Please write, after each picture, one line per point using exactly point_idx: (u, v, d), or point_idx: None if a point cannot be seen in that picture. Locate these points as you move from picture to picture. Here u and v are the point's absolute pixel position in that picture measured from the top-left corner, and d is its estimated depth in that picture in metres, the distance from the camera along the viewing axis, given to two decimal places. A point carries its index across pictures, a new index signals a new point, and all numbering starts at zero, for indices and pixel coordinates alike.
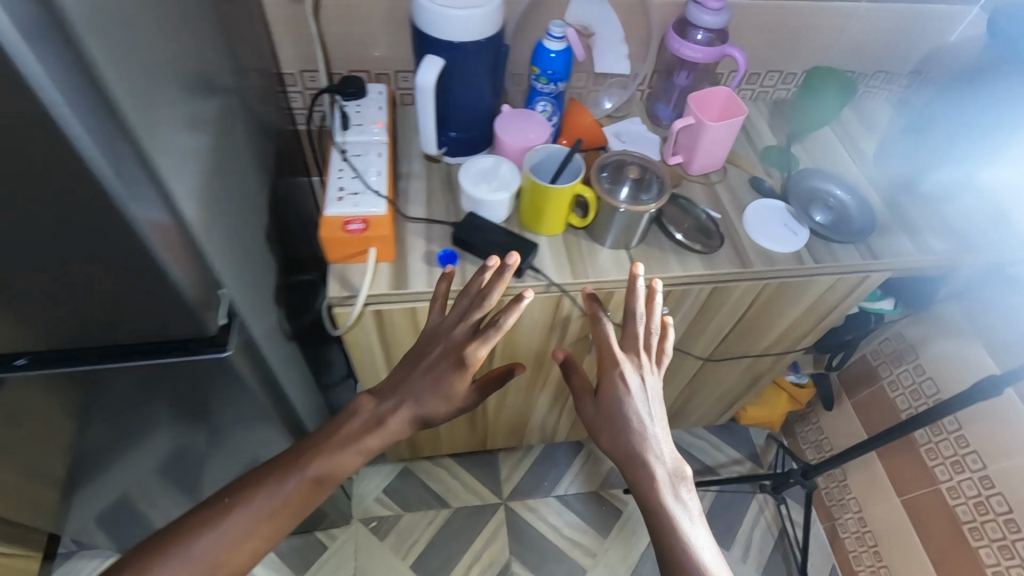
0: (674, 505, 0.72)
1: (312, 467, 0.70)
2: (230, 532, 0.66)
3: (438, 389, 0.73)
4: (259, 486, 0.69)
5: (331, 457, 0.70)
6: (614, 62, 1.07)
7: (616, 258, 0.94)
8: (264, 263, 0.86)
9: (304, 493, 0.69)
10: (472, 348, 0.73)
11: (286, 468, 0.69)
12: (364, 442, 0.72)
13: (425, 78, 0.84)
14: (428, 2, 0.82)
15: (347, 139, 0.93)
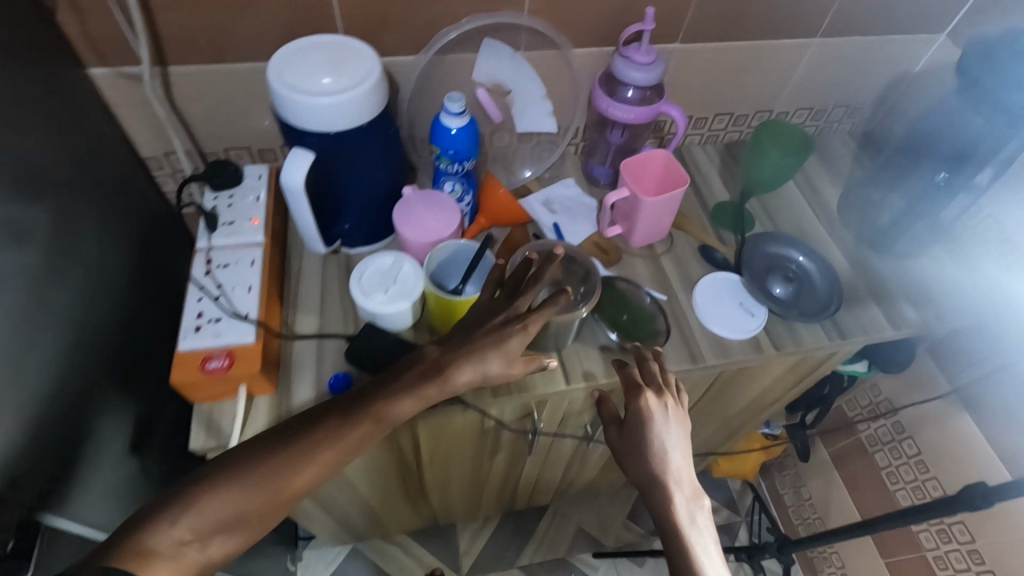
0: (690, 528, 0.63)
1: (368, 418, 0.62)
2: (273, 469, 0.59)
3: (490, 354, 0.64)
4: (317, 430, 0.61)
5: (390, 407, 0.63)
6: (537, 119, 0.91)
7: (545, 363, 0.81)
8: (112, 410, 0.71)
9: (355, 447, 0.62)
10: (535, 322, 0.64)
11: (346, 413, 0.62)
12: (421, 391, 0.63)
13: (293, 178, 0.68)
14: (288, 90, 0.66)
15: (214, 243, 0.77)
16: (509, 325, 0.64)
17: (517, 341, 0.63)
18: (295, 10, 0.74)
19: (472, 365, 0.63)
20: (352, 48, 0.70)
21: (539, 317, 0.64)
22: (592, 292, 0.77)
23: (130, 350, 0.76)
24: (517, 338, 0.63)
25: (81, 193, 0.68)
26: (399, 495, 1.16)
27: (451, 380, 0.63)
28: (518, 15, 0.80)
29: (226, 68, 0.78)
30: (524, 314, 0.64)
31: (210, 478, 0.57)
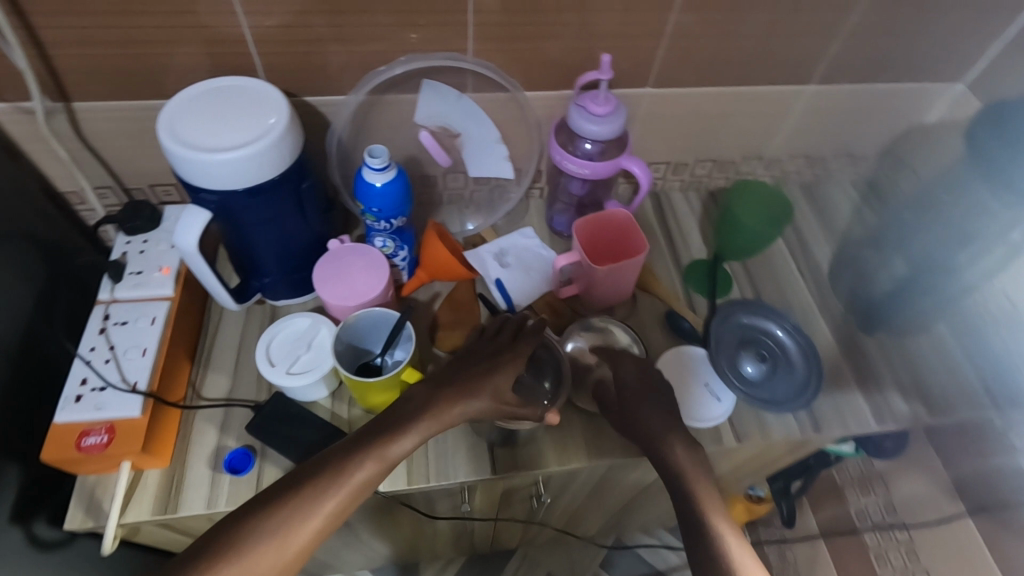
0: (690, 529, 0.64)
1: (373, 460, 0.57)
2: (285, 535, 0.54)
3: (484, 393, 0.62)
4: (320, 475, 0.56)
5: (391, 446, 0.58)
6: (491, 164, 0.82)
7: (472, 448, 0.72)
8: (10, 476, 0.64)
9: (371, 486, 0.57)
10: (522, 354, 0.65)
11: (346, 457, 0.57)
12: (424, 428, 0.59)
13: (185, 240, 0.62)
14: (179, 146, 0.58)
15: (116, 296, 0.71)
16: (497, 362, 0.64)
17: (507, 375, 0.63)
18: (207, 45, 0.66)
19: (472, 400, 0.62)
20: (260, 98, 0.63)
21: (521, 349, 0.66)
22: (563, 387, 0.70)
23: (36, 406, 0.69)
24: (507, 372, 0.64)
25: None
26: (335, 549, 1.07)
27: (453, 414, 0.61)
28: (462, 56, 0.72)
29: (139, 104, 0.71)
30: (511, 350, 0.65)
31: (218, 559, 0.52)
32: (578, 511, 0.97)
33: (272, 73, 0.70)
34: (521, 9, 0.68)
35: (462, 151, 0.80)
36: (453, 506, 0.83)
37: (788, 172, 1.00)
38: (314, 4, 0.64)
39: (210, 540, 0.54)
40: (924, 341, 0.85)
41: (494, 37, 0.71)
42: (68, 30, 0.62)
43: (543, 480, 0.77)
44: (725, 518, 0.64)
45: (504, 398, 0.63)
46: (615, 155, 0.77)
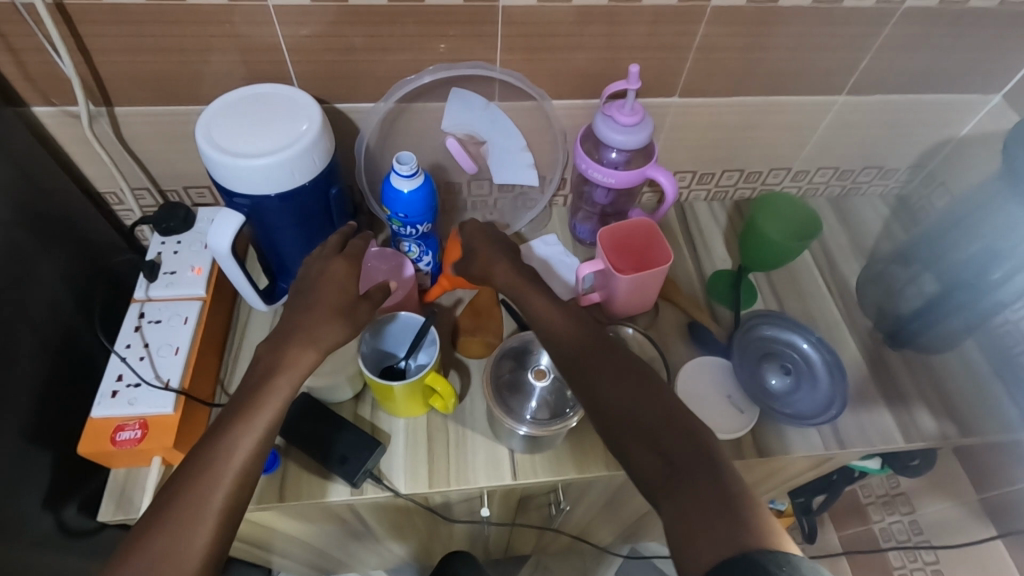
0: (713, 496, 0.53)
1: (244, 432, 0.55)
2: (179, 539, 0.50)
3: (323, 315, 0.61)
4: (197, 464, 0.53)
5: (254, 415, 0.56)
6: (515, 172, 0.83)
7: (490, 454, 0.73)
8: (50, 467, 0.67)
9: (264, 446, 0.56)
10: (340, 266, 0.64)
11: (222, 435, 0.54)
12: (285, 382, 0.58)
13: (218, 242, 0.64)
14: (214, 152, 0.60)
15: (151, 295, 0.73)
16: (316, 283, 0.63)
17: (334, 291, 0.62)
18: (244, 53, 0.68)
19: (319, 333, 0.60)
20: (293, 106, 0.64)
21: (330, 266, 0.64)
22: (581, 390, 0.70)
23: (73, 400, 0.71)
24: (333, 288, 0.63)
25: (21, 243, 0.64)
26: (352, 549, 1.09)
27: (309, 360, 0.59)
28: (490, 66, 0.73)
29: (177, 110, 0.73)
30: (321, 272, 0.64)
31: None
32: (596, 518, 0.97)
33: (305, 80, 0.72)
34: (550, 21, 0.69)
35: (487, 159, 0.81)
36: (471, 510, 0.84)
37: (816, 184, 0.99)
38: (348, 14, 0.65)
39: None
40: (950, 358, 0.83)
41: (523, 48, 0.71)
42: (113, 38, 0.64)
43: (561, 487, 0.77)
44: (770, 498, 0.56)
45: (348, 310, 0.62)
46: (640, 164, 0.77)
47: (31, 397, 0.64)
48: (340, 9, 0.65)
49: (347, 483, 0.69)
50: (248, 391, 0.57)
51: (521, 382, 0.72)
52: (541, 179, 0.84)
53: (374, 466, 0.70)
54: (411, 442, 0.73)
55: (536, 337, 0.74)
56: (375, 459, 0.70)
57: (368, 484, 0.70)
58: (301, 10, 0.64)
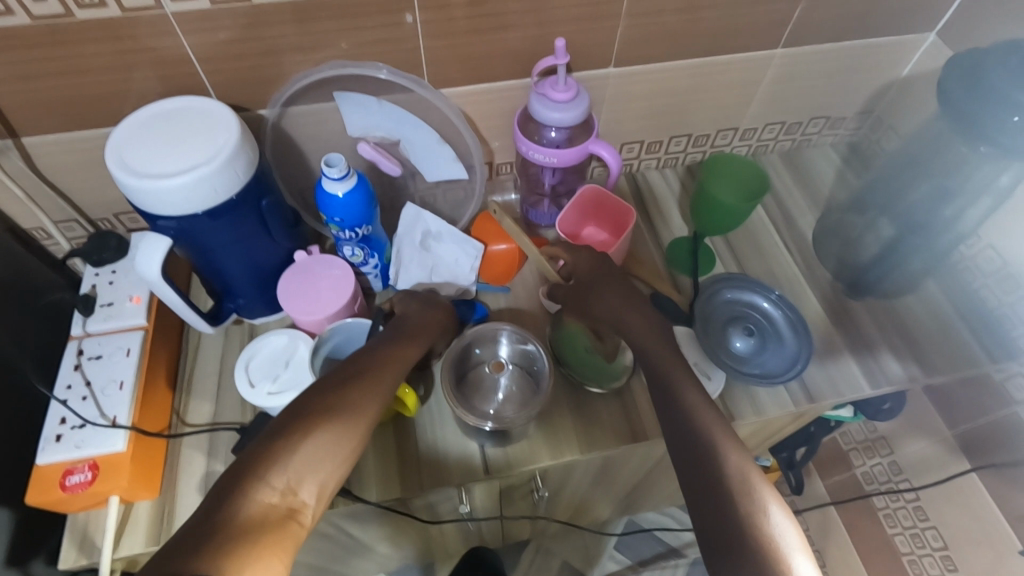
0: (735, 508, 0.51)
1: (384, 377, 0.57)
2: (324, 452, 0.48)
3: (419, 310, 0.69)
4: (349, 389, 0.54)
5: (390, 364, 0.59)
6: (440, 167, 0.79)
7: (462, 452, 0.71)
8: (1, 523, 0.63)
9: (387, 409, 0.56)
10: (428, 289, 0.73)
11: (365, 386, 0.55)
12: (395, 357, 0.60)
13: (148, 268, 0.62)
14: (124, 175, 0.57)
15: (89, 332, 0.70)
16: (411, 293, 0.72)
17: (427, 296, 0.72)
18: (153, 67, 0.64)
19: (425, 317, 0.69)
20: (209, 119, 0.61)
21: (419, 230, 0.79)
22: (546, 384, 0.67)
23: (24, 447, 0.68)
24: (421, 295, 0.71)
25: None
26: (343, 561, 1.07)
27: None
28: (381, 68, 0.69)
29: (90, 134, 0.69)
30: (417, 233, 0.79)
31: (244, 533, 0.40)
32: (587, 498, 0.97)
33: (223, 89, 0.68)
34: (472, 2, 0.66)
35: (408, 158, 0.77)
36: (455, 509, 0.83)
37: (766, 142, 0.98)
38: (257, 14, 0.62)
39: (223, 511, 0.41)
40: (913, 302, 0.83)
41: (447, 32, 0.68)
42: (5, 66, 0.60)
43: (541, 475, 0.77)
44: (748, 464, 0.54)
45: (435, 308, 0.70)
46: (582, 140, 0.76)
47: None
48: (247, 10, 0.61)
49: None
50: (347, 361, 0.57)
51: (480, 379, 0.70)
52: (469, 170, 0.80)
53: (344, 480, 0.68)
54: (376, 449, 0.71)
55: (494, 327, 0.71)
56: (342, 471, 0.68)
57: (338, 498, 0.68)
58: (204, 15, 0.61)
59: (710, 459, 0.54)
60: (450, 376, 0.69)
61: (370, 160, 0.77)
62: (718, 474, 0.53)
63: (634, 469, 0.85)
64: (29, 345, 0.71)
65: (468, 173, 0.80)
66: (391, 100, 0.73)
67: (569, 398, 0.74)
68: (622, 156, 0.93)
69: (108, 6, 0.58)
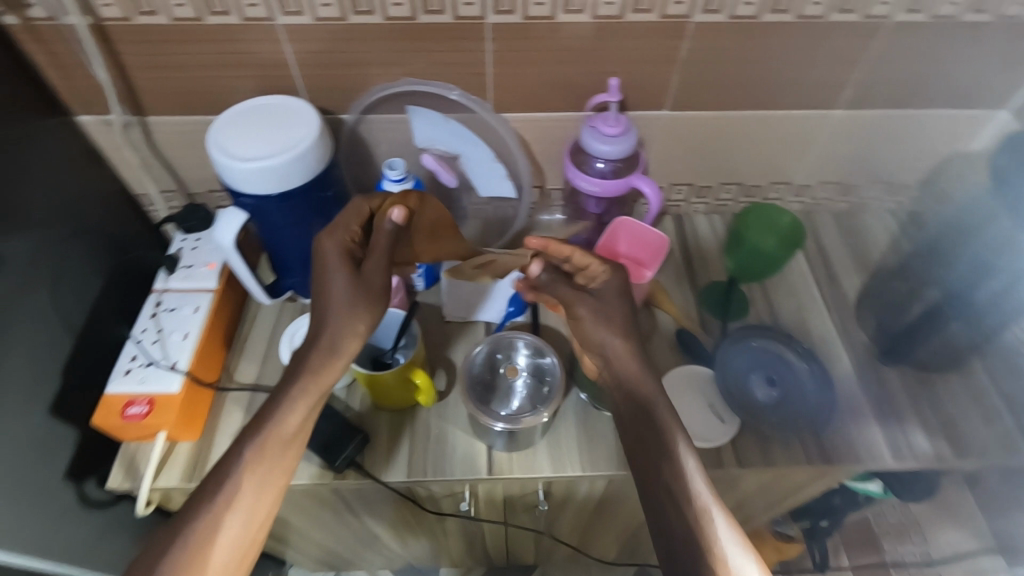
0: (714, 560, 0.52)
1: (246, 482, 0.55)
2: None
3: (331, 312, 0.62)
4: (199, 524, 0.53)
5: (252, 461, 0.56)
6: (492, 183, 0.85)
7: (470, 450, 0.75)
8: (67, 440, 0.73)
9: (260, 510, 0.56)
10: (330, 247, 0.64)
11: (218, 504, 0.54)
12: (265, 485, 0.56)
13: (222, 235, 0.70)
14: (218, 154, 0.66)
15: (168, 287, 0.80)
16: (319, 269, 0.63)
17: (338, 282, 0.62)
18: (259, 69, 0.75)
19: (331, 337, 0.61)
20: (295, 114, 0.70)
21: (321, 247, 0.64)
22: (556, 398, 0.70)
23: (99, 379, 0.78)
24: (333, 270, 0.63)
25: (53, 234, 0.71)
26: (352, 546, 1.12)
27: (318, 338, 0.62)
28: (450, 88, 0.77)
29: (201, 119, 0.80)
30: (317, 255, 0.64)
31: None
32: (592, 526, 0.98)
33: (314, 94, 0.78)
34: (538, 39, 0.73)
35: (464, 172, 0.84)
36: (459, 507, 0.86)
37: (820, 200, 0.98)
38: (349, 32, 0.71)
39: None
40: (952, 379, 0.81)
41: (514, 63, 0.75)
42: (144, 55, 0.72)
43: (543, 487, 0.79)
44: (726, 517, 0.55)
45: (352, 292, 0.62)
46: (627, 174, 0.80)
47: (55, 374, 0.71)
48: (343, 27, 0.71)
49: (331, 469, 0.72)
50: (203, 493, 0.55)
51: (496, 381, 0.75)
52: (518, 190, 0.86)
53: (357, 455, 0.73)
54: (392, 432, 0.77)
55: (524, 338, 0.76)
56: (359, 446, 0.73)
57: (352, 471, 0.74)
58: (308, 29, 0.71)
59: (683, 521, 0.55)
60: (471, 380, 0.73)
61: (430, 169, 0.85)
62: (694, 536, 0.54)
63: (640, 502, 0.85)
64: (117, 293, 0.82)
65: (517, 192, 0.86)
66: (456, 118, 0.81)
67: (580, 417, 0.77)
68: (670, 196, 0.96)
69: (232, 14, 0.69)
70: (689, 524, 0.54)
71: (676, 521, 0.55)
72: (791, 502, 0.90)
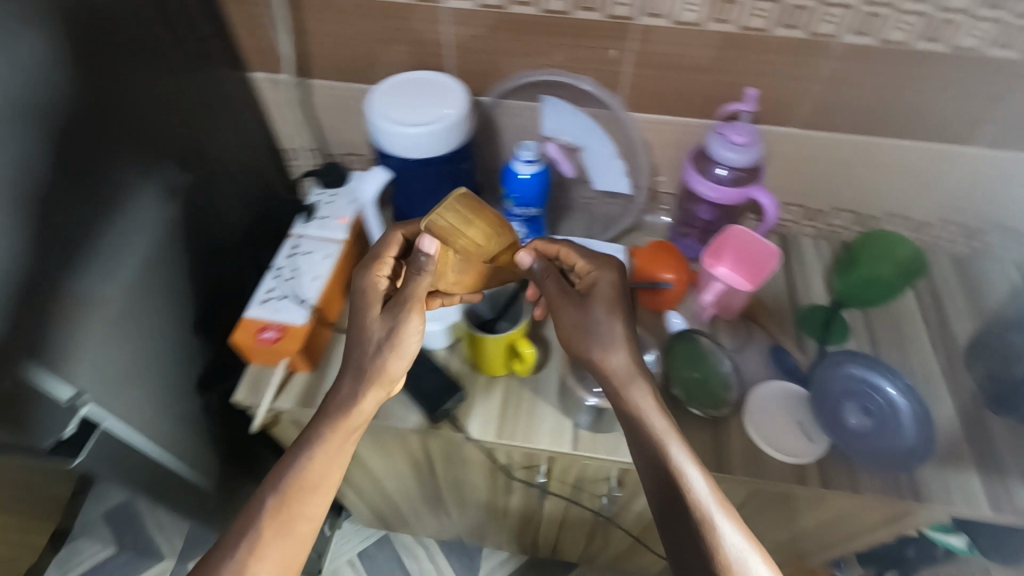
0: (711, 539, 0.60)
1: (269, 523, 0.64)
2: None
3: (360, 355, 0.69)
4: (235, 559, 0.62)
5: (278, 505, 0.65)
6: (609, 177, 0.90)
7: (558, 425, 0.78)
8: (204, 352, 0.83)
9: (288, 551, 0.64)
10: (360, 283, 0.72)
11: (246, 542, 0.63)
12: (287, 527, 0.64)
13: (366, 191, 0.78)
14: (377, 117, 0.74)
15: (304, 232, 0.89)
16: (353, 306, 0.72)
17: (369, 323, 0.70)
18: (416, 47, 0.82)
19: (351, 393, 0.69)
20: (445, 89, 0.77)
21: (356, 281, 0.72)
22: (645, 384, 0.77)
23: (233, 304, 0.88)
24: (362, 306, 0.71)
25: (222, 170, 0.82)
26: (418, 502, 1.19)
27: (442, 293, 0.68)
28: (585, 80, 0.82)
29: (354, 87, 0.89)
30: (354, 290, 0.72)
31: None
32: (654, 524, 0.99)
33: (459, 75, 0.85)
34: (680, 44, 0.76)
35: (584, 163, 0.89)
36: (532, 480, 0.90)
37: (940, 240, 0.95)
38: (504, 20, 0.77)
39: None
40: None
41: (651, 65, 0.78)
42: (321, 25, 0.81)
43: (620, 473, 0.82)
44: (721, 505, 0.62)
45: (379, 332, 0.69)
46: (746, 184, 0.81)
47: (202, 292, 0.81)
48: (499, 15, 0.76)
49: (429, 417, 0.78)
50: (234, 531, 0.64)
51: None
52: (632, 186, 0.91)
53: (453, 409, 0.79)
54: (485, 396, 0.81)
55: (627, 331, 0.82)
56: (456, 401, 0.79)
57: (447, 424, 0.79)
58: (468, 14, 0.77)
59: (685, 516, 0.61)
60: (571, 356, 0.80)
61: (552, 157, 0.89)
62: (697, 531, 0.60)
63: None
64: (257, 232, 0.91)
65: (631, 187, 0.91)
66: (586, 112, 0.85)
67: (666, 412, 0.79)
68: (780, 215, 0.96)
69: None
70: (694, 523, 0.61)
71: (685, 521, 0.61)
72: (866, 539, 0.88)
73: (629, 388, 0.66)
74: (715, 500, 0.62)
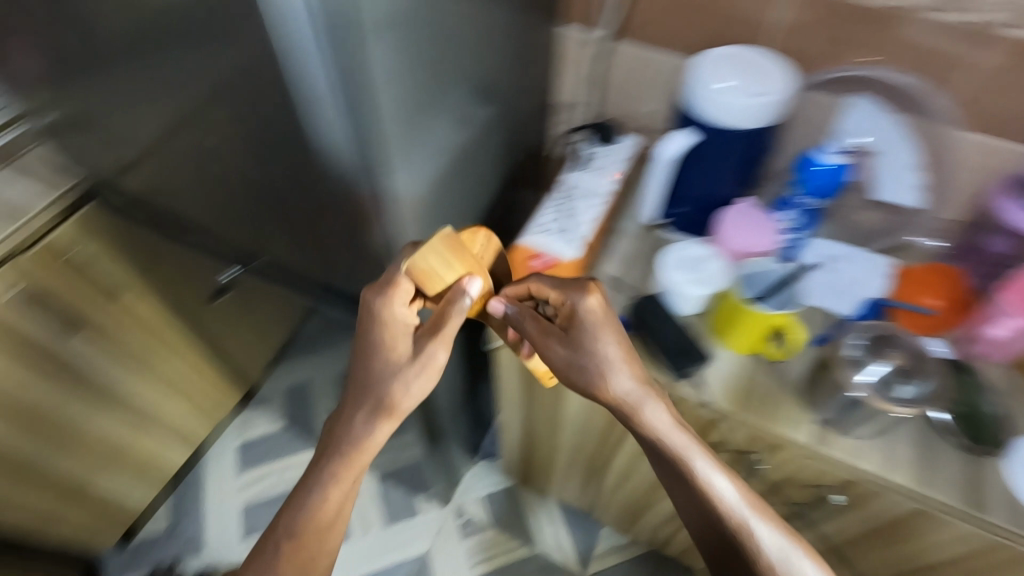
0: (747, 529, 0.70)
1: (296, 526, 0.74)
2: None
3: (376, 378, 0.73)
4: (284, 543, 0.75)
5: (305, 512, 0.74)
6: (899, 190, 0.85)
7: (799, 415, 0.80)
8: None
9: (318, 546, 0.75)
10: (379, 309, 0.71)
11: (283, 534, 0.75)
12: (311, 526, 0.74)
13: (667, 149, 0.82)
14: (702, 81, 0.79)
15: (574, 178, 0.95)
16: (369, 331, 0.73)
17: (380, 343, 0.72)
18: (734, 24, 0.86)
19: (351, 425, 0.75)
20: (767, 65, 0.80)
21: (367, 304, 0.72)
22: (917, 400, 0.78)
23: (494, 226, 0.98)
24: (383, 331, 0.72)
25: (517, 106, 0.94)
26: (582, 459, 1.24)
27: None
28: (899, 74, 0.82)
29: (654, 53, 0.95)
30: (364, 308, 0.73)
31: None
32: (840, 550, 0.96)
33: None
34: None
35: (873, 171, 0.85)
36: (735, 463, 0.91)
37: None
38: (840, 8, 0.78)
39: None
40: None
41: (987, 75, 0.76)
42: None
43: (844, 480, 0.80)
44: (754, 504, 0.71)
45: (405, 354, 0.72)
46: None
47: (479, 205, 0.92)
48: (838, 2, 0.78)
49: (672, 372, 0.82)
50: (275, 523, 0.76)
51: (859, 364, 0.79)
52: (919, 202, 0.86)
53: (695, 371, 0.82)
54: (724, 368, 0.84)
55: (915, 338, 0.81)
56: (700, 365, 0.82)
57: (687, 383, 0.83)
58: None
59: (718, 521, 0.72)
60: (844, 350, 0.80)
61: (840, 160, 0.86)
62: (732, 531, 0.71)
63: (925, 545, 0.82)
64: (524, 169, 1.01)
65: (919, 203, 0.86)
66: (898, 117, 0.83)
67: (914, 434, 0.78)
68: None
69: None
70: (732, 528, 0.71)
71: (722, 526, 0.72)
72: None
73: (643, 407, 0.71)
74: (743, 502, 0.71)
